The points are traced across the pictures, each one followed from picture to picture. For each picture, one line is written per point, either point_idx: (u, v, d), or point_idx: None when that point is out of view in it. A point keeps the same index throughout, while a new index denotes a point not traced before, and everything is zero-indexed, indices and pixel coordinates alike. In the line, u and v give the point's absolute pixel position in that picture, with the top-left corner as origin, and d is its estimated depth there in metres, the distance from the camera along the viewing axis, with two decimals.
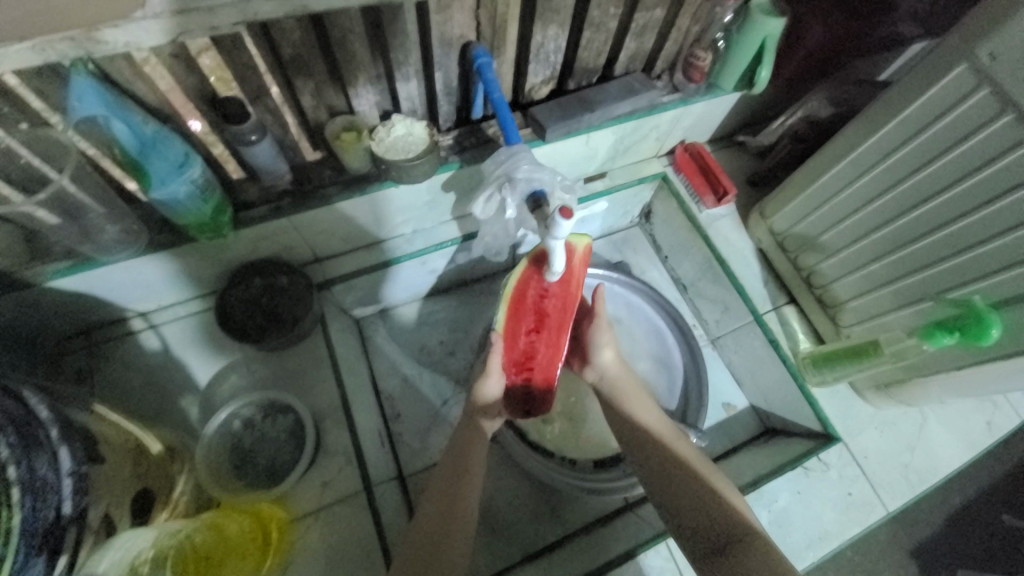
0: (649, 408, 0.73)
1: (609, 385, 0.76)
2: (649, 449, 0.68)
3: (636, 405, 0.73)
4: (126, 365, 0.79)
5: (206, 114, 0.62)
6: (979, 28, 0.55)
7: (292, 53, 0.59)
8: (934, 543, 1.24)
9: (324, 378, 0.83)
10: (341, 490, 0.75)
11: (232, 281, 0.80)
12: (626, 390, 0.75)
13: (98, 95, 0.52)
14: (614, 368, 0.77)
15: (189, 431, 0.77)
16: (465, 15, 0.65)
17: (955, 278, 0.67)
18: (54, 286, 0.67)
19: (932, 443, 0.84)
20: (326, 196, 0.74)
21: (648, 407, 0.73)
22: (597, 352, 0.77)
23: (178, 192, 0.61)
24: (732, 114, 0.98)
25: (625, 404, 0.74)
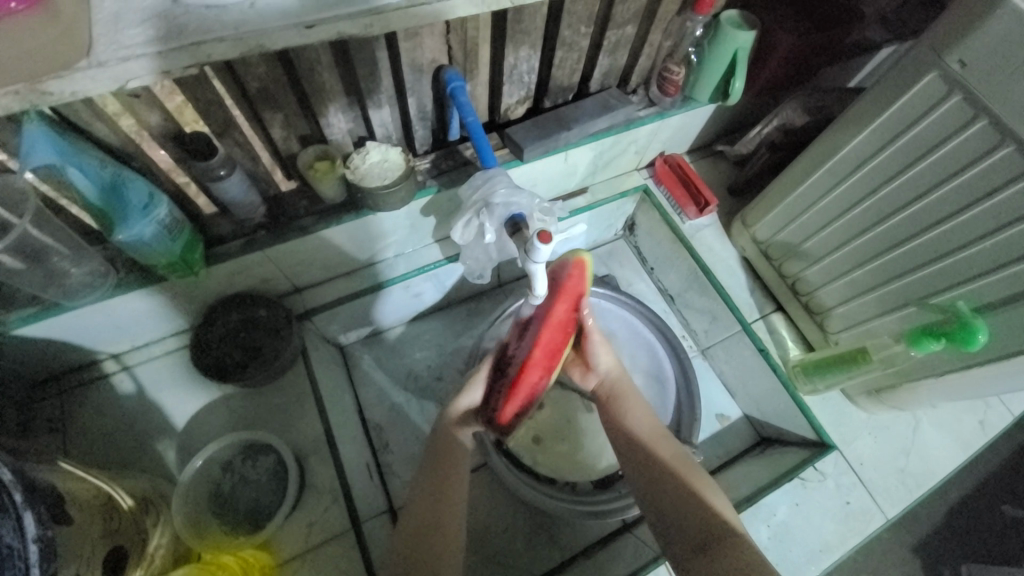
0: (642, 409, 0.68)
1: (606, 392, 0.72)
2: (639, 455, 0.65)
3: (628, 407, 0.69)
4: (99, 410, 0.76)
5: (172, 151, 0.60)
6: (947, 37, 0.55)
7: (259, 86, 0.58)
8: (937, 538, 1.23)
9: (308, 412, 0.81)
10: (328, 529, 0.73)
11: (208, 317, 0.78)
12: (622, 392, 0.71)
13: (51, 143, 0.50)
14: (614, 373, 0.73)
15: (167, 476, 0.74)
16: (435, 41, 0.64)
17: (937, 282, 0.67)
18: (18, 335, 0.65)
19: (927, 445, 0.84)
20: (302, 227, 0.72)
21: (642, 408, 0.69)
22: (594, 360, 0.73)
23: (144, 234, 0.59)
24: (710, 124, 0.98)
25: (620, 407, 0.69)
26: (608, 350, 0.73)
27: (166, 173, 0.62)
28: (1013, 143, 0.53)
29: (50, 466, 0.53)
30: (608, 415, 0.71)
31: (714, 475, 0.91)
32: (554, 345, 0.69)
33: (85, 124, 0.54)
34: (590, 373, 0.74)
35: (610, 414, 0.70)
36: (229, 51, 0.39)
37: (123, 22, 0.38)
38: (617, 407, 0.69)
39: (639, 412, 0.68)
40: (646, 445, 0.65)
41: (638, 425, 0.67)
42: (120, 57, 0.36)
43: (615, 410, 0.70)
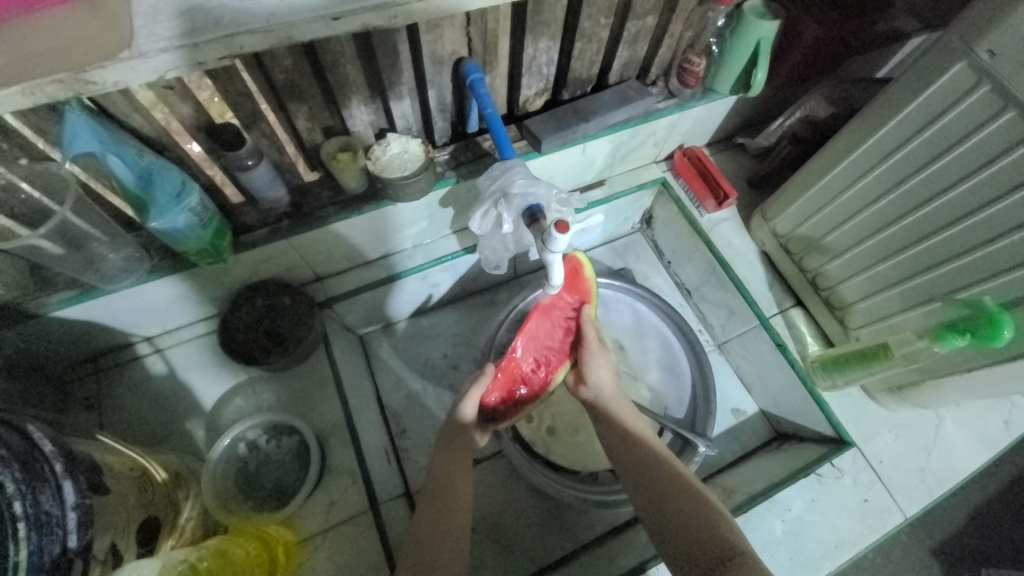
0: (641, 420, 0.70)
1: (602, 407, 0.72)
2: (638, 463, 0.64)
3: (627, 417, 0.70)
4: (132, 390, 0.80)
5: (203, 141, 0.63)
6: (980, 24, 0.54)
7: (285, 78, 0.60)
8: (958, 541, 1.20)
9: (329, 397, 0.84)
10: (348, 509, 0.75)
11: (236, 303, 0.81)
12: (622, 405, 0.72)
13: (91, 131, 0.53)
14: (608, 387, 0.73)
15: (196, 454, 0.78)
16: (456, 33, 0.65)
17: (963, 277, 0.65)
18: (60, 316, 0.68)
19: (947, 444, 0.82)
20: (324, 217, 0.74)
21: (642, 422, 0.70)
22: (590, 372, 0.73)
23: (177, 221, 0.61)
24: (730, 116, 0.97)
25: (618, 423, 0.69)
26: (606, 362, 0.74)
27: (197, 163, 0.65)
28: None
29: (89, 439, 0.56)
30: (606, 428, 0.70)
31: (729, 469, 0.90)
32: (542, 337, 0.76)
33: (122, 114, 0.56)
34: (584, 386, 0.75)
35: (608, 425, 0.70)
36: (259, 43, 0.40)
37: (160, 15, 0.39)
38: (615, 417, 0.70)
39: (637, 423, 0.70)
40: (647, 452, 0.65)
41: (638, 437, 0.67)
42: (157, 49, 0.38)
43: (614, 420, 0.70)
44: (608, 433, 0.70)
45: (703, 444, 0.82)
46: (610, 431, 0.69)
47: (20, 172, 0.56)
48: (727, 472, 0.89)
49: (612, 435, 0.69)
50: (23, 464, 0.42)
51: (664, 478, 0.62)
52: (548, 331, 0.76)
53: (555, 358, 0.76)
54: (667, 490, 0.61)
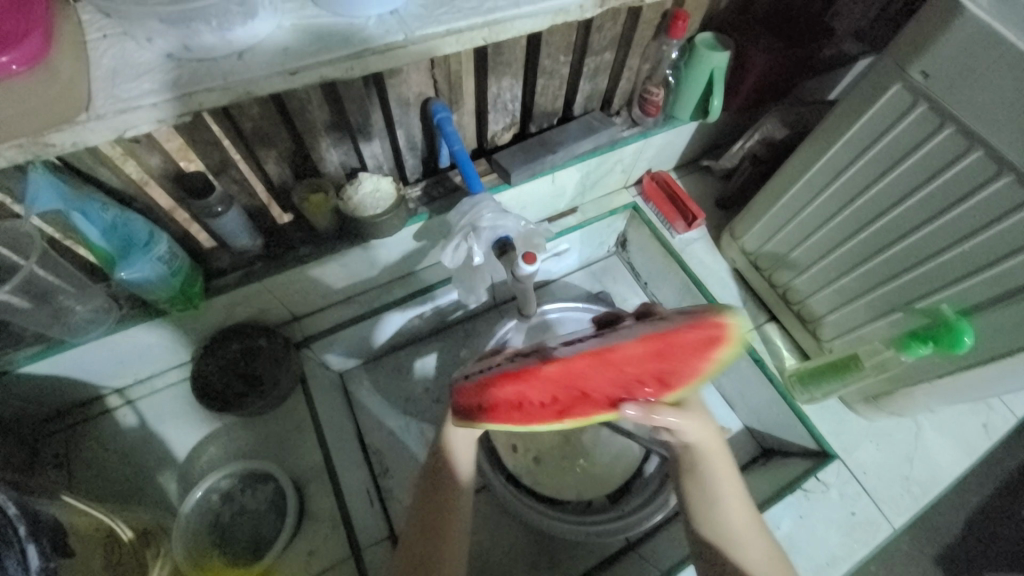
0: (736, 486, 0.57)
1: (691, 459, 0.57)
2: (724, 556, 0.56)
3: (718, 484, 0.56)
4: (102, 445, 0.77)
5: (172, 191, 0.63)
6: (909, 50, 0.57)
7: (252, 126, 0.61)
8: (958, 548, 1.20)
9: (308, 439, 0.82)
10: (330, 556, 0.73)
11: (208, 348, 0.79)
12: (716, 466, 0.56)
13: (55, 189, 0.53)
14: (704, 441, 0.54)
15: (169, 509, 0.75)
16: (421, 75, 0.67)
17: (919, 287, 0.68)
18: (26, 373, 0.67)
19: (929, 450, 0.83)
20: (299, 257, 0.74)
21: (735, 486, 0.57)
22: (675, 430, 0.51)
23: (146, 270, 0.61)
24: (694, 141, 1.01)
25: (708, 488, 0.57)
26: (695, 424, 0.52)
27: (166, 212, 0.65)
28: (981, 148, 0.54)
29: (54, 500, 0.54)
30: (689, 486, 0.58)
31: None
32: (589, 384, 0.44)
33: (88, 169, 0.57)
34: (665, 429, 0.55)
35: (692, 486, 0.58)
36: (220, 99, 0.42)
37: (120, 76, 0.41)
38: (704, 476, 0.57)
39: (730, 494, 0.56)
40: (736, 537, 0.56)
41: (730, 513, 0.56)
42: (118, 110, 0.39)
43: (698, 481, 0.57)
44: (695, 496, 0.58)
45: None
46: (696, 496, 0.58)
47: None
48: None
49: (696, 492, 0.57)
50: None
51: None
52: (604, 385, 0.44)
53: (582, 404, 0.44)
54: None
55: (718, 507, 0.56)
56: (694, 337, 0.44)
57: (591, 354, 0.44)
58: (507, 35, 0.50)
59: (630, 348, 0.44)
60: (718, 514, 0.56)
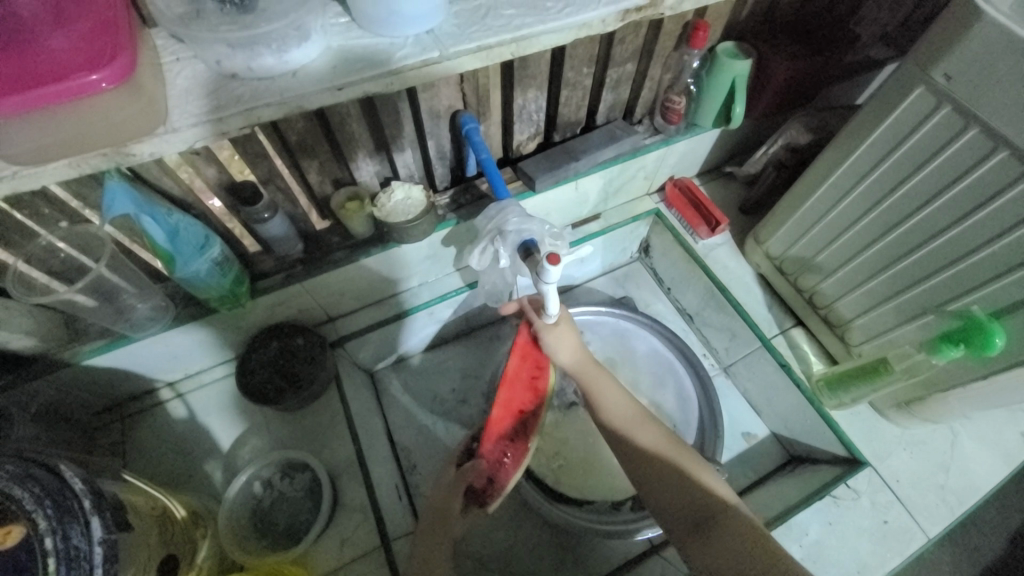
0: (619, 395, 0.73)
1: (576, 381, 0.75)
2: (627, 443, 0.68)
3: (603, 392, 0.73)
4: (155, 434, 0.83)
5: (223, 198, 0.69)
6: (931, 52, 0.58)
7: (298, 138, 0.66)
8: (1012, 564, 1.09)
9: (340, 435, 0.86)
10: (360, 546, 0.76)
11: (252, 346, 0.85)
12: (596, 376, 0.74)
13: (129, 196, 0.58)
14: (578, 362, 0.74)
15: (213, 496, 0.80)
16: (451, 89, 0.71)
17: (950, 289, 0.67)
18: (90, 363, 0.73)
19: (966, 461, 0.80)
20: (336, 260, 0.79)
21: (615, 390, 0.73)
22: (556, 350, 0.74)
23: (200, 270, 0.67)
24: (716, 147, 1.02)
25: (597, 394, 0.73)
26: (568, 343, 0.74)
27: (218, 217, 0.71)
28: (1006, 149, 0.54)
29: (117, 480, 0.59)
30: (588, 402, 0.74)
31: (742, 496, 0.89)
32: (519, 395, 0.78)
33: (154, 178, 0.63)
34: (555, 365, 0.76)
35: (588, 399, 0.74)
36: (275, 113, 0.47)
37: (192, 95, 0.47)
38: (594, 384, 0.73)
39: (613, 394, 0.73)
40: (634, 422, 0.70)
41: (622, 407, 0.71)
42: (189, 123, 0.46)
43: (594, 394, 0.73)
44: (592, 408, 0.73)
45: (714, 468, 0.82)
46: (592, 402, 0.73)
47: (63, 233, 0.63)
48: (740, 500, 0.87)
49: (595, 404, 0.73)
50: (55, 500, 0.46)
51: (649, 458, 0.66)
52: (520, 390, 0.78)
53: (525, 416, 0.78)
54: (653, 466, 0.65)
55: (613, 405, 0.72)
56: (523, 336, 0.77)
57: (505, 383, 0.77)
58: (532, 49, 0.54)
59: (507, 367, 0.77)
60: (610, 414, 0.71)
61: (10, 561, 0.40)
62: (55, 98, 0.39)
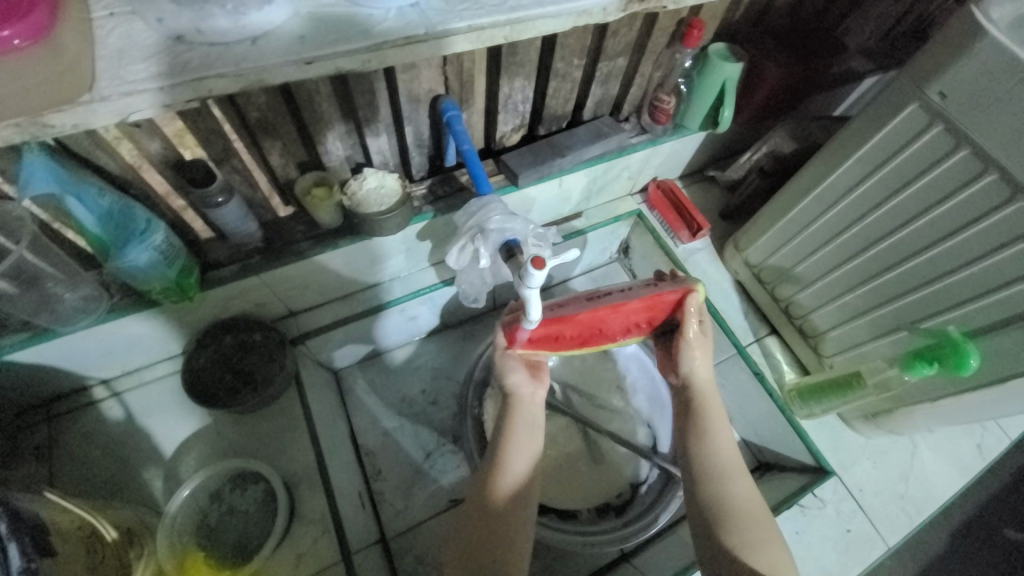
0: (726, 434, 0.66)
1: (686, 400, 0.70)
2: (714, 486, 0.62)
3: (710, 422, 0.67)
4: (86, 438, 0.75)
5: (170, 178, 0.61)
6: (928, 69, 0.57)
7: (258, 115, 0.59)
8: (948, 561, 1.15)
9: (299, 440, 0.80)
10: (318, 561, 0.71)
11: (201, 342, 0.77)
12: (707, 407, 0.68)
13: (51, 173, 0.52)
14: (698, 384, 0.70)
15: (153, 507, 0.73)
16: (433, 71, 0.65)
17: (925, 307, 0.68)
18: (7, 360, 0.64)
19: (925, 470, 0.83)
20: (300, 251, 0.72)
21: (723, 431, 0.66)
22: (684, 361, 0.71)
23: (139, 259, 0.59)
24: (700, 151, 1.00)
25: (699, 425, 0.67)
26: (704, 361, 0.70)
27: (163, 199, 0.63)
28: (995, 172, 0.54)
29: (34, 495, 0.52)
30: (687, 424, 0.69)
31: None
32: (610, 324, 0.71)
33: (85, 152, 0.54)
34: (673, 370, 0.72)
35: (689, 422, 0.68)
36: (229, 86, 0.41)
37: (127, 58, 0.40)
38: (699, 414, 0.67)
39: (719, 432, 0.66)
40: (725, 467, 0.63)
41: (721, 448, 0.65)
42: (121, 92, 0.39)
43: (696, 422, 0.67)
44: (685, 431, 0.68)
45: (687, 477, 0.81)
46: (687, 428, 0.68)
47: None
48: None
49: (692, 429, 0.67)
50: None
51: (732, 513, 0.60)
52: (616, 323, 0.71)
53: (599, 338, 0.73)
54: (729, 518, 0.60)
55: (711, 443, 0.65)
56: (667, 299, 0.69)
57: (616, 310, 0.69)
58: (528, 34, 0.49)
59: (632, 305, 0.69)
60: (706, 450, 0.65)
61: None
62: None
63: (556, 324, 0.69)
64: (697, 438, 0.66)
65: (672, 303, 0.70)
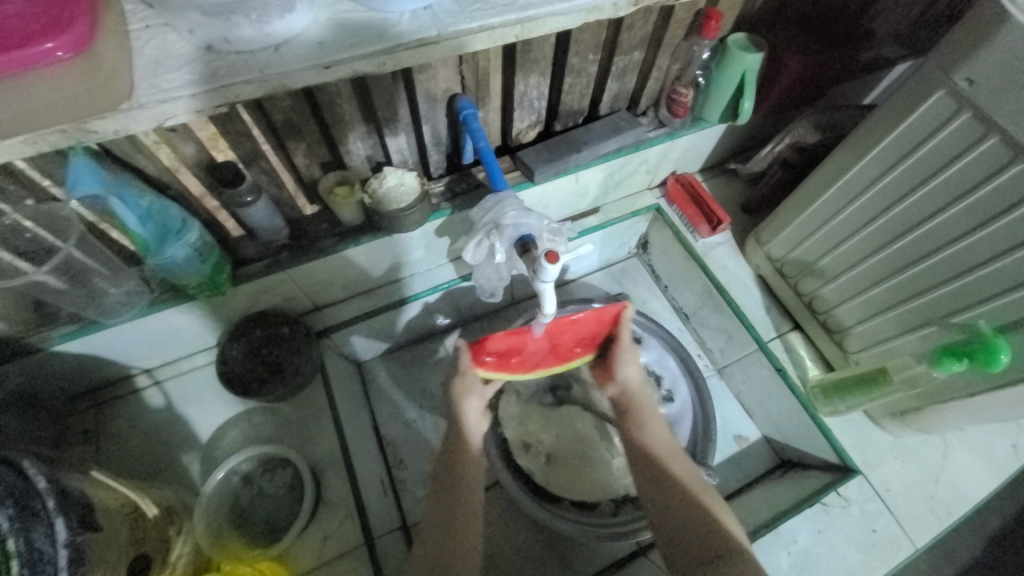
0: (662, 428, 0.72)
1: (624, 401, 0.76)
2: (653, 470, 0.67)
3: (646, 416, 0.73)
4: (131, 423, 0.80)
5: (203, 179, 0.65)
6: (954, 54, 0.55)
7: (284, 118, 0.62)
8: (985, 565, 1.10)
9: (324, 428, 0.83)
10: (343, 544, 0.74)
11: (233, 335, 0.81)
12: (641, 404, 0.75)
13: (95, 176, 0.55)
14: (631, 386, 0.76)
15: (191, 488, 0.77)
16: (449, 71, 0.67)
17: (953, 301, 0.65)
18: (59, 350, 0.69)
19: (956, 471, 0.80)
20: (324, 247, 0.76)
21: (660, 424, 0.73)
22: (620, 367, 0.77)
23: (177, 255, 0.63)
24: (721, 144, 0.99)
25: (637, 420, 0.73)
26: (636, 368, 0.77)
27: (197, 199, 0.67)
28: None
29: (84, 475, 0.56)
30: (626, 422, 0.74)
31: (731, 500, 0.88)
32: (560, 340, 0.77)
33: (127, 156, 0.58)
34: (611, 381, 0.78)
35: (628, 419, 0.74)
36: (255, 91, 0.44)
37: (162, 67, 0.43)
38: (637, 411, 0.74)
39: (655, 426, 0.72)
40: (665, 455, 0.69)
41: (658, 438, 0.71)
42: (157, 100, 0.42)
43: (635, 417, 0.73)
44: (625, 427, 0.74)
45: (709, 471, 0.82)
46: (627, 425, 0.74)
47: (26, 212, 0.58)
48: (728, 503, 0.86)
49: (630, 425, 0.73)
50: (16, 500, 0.43)
51: (677, 496, 0.64)
52: (565, 338, 0.77)
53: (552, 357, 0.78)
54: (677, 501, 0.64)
55: (650, 434, 0.71)
56: (610, 311, 0.75)
57: (567, 323, 0.74)
58: (539, 32, 0.51)
59: (580, 318, 0.74)
60: (646, 441, 0.70)
61: None
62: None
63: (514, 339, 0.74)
64: (638, 431, 0.72)
65: (613, 314, 0.76)
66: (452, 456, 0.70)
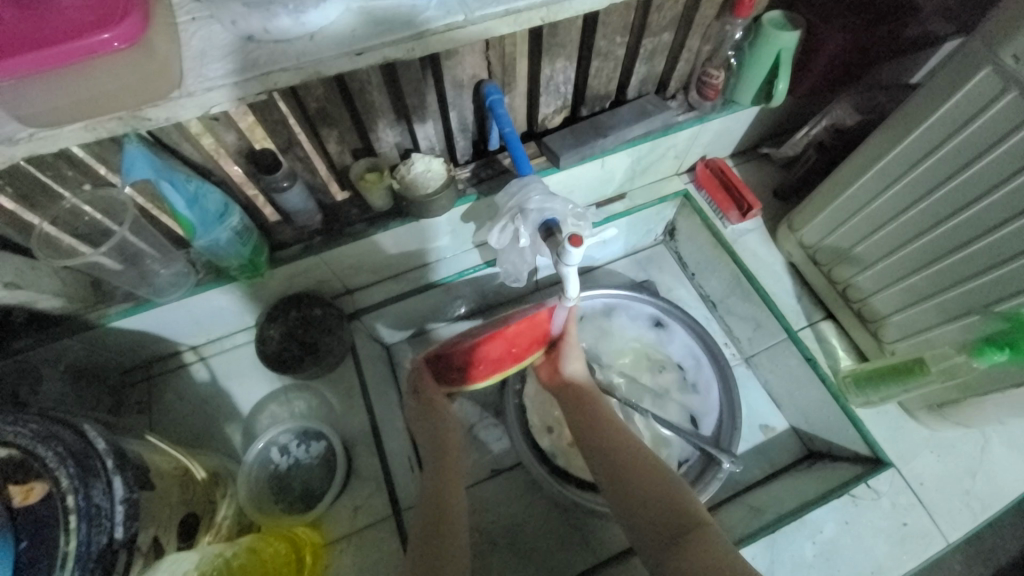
0: (614, 419, 0.74)
1: (570, 396, 0.79)
2: (609, 461, 0.69)
3: (599, 409, 0.75)
4: (179, 395, 0.86)
5: (242, 165, 0.68)
6: (1004, 28, 0.52)
7: (317, 106, 0.64)
8: None
9: (355, 405, 0.87)
10: (372, 514, 0.78)
11: (271, 315, 0.86)
12: (590, 398, 0.77)
13: (147, 161, 0.58)
14: (577, 381, 0.80)
15: (234, 457, 0.83)
16: (476, 57, 0.68)
17: (997, 290, 0.62)
18: (115, 326, 0.74)
19: (995, 466, 0.77)
20: (355, 232, 0.78)
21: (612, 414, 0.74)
22: (566, 363, 0.80)
23: (220, 237, 0.68)
24: (754, 127, 0.96)
25: (589, 414, 0.75)
26: (580, 363, 0.81)
27: (238, 185, 0.70)
28: None
29: (139, 440, 0.61)
30: (579, 417, 0.76)
31: (755, 488, 0.87)
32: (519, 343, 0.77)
33: (173, 143, 0.62)
34: (557, 375, 0.81)
35: (582, 414, 0.75)
36: (292, 79, 0.46)
37: (207, 58, 0.46)
38: (588, 404, 0.76)
39: (607, 419, 0.74)
40: (622, 443, 0.70)
41: (612, 427, 0.72)
42: (204, 88, 0.45)
43: (589, 411, 0.75)
44: (580, 420, 0.75)
45: (727, 460, 0.81)
46: (579, 420, 0.75)
47: (84, 197, 0.63)
48: (752, 491, 0.86)
49: (581, 417, 0.75)
50: (77, 459, 0.45)
51: (636, 483, 0.66)
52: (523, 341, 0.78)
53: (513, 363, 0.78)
54: (637, 487, 0.65)
55: (606, 427, 0.73)
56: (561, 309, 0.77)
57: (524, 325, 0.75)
58: (563, 15, 0.51)
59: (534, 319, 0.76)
60: (602, 434, 0.72)
61: (33, 514, 0.41)
62: (56, 60, 0.39)
63: (476, 351, 0.75)
64: (592, 425, 0.73)
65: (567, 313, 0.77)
66: (438, 450, 0.74)
